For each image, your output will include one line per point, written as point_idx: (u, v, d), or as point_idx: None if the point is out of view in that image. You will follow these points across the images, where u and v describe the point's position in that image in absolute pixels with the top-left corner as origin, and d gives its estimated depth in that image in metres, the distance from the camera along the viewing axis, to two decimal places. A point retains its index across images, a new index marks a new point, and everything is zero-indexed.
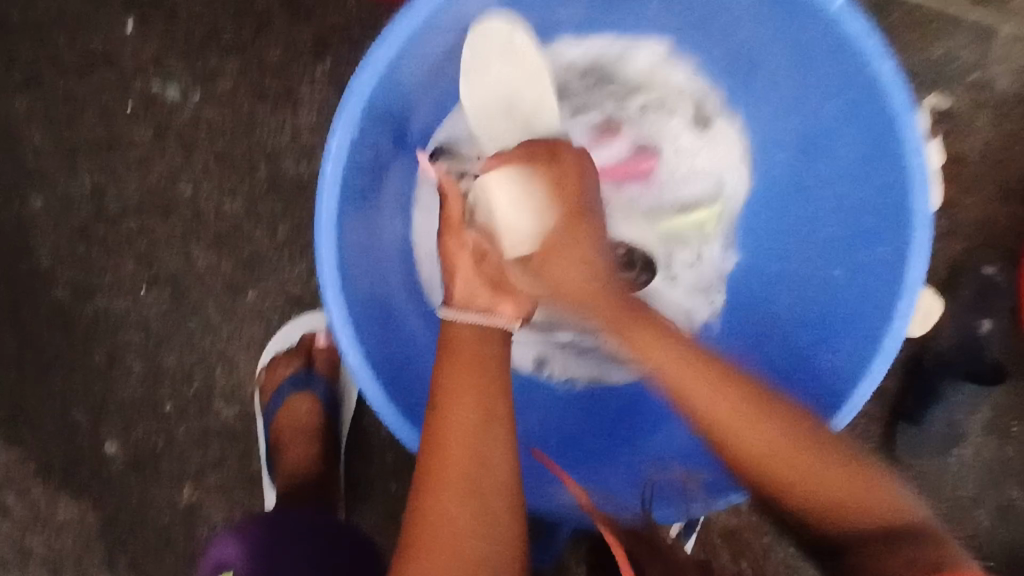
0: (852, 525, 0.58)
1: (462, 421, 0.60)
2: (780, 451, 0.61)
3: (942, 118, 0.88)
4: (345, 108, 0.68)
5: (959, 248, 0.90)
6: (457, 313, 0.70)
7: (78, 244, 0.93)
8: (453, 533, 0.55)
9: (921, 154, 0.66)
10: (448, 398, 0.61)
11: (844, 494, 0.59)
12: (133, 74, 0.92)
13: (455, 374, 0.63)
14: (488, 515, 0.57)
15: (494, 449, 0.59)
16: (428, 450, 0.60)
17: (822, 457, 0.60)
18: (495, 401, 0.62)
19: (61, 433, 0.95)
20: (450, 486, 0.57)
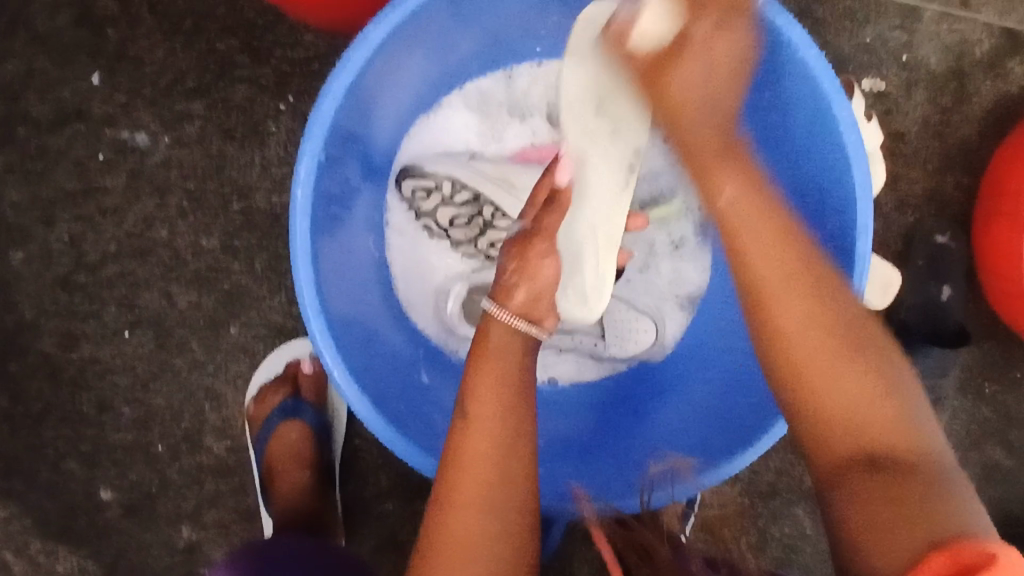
0: (851, 437, 0.52)
1: (486, 436, 0.59)
2: (818, 338, 0.54)
3: (879, 98, 0.93)
4: (309, 136, 0.71)
5: (910, 220, 0.94)
6: (513, 321, 0.65)
7: (60, 295, 0.95)
8: (471, 554, 0.55)
9: (855, 131, 0.70)
10: (473, 410, 0.60)
11: (857, 407, 0.52)
12: (101, 125, 0.94)
13: (480, 383, 0.61)
14: (506, 536, 0.56)
15: (517, 462, 0.59)
16: (450, 467, 0.59)
17: (851, 363, 0.53)
18: (519, 413, 0.60)
19: (56, 484, 0.95)
20: (472, 503, 0.57)
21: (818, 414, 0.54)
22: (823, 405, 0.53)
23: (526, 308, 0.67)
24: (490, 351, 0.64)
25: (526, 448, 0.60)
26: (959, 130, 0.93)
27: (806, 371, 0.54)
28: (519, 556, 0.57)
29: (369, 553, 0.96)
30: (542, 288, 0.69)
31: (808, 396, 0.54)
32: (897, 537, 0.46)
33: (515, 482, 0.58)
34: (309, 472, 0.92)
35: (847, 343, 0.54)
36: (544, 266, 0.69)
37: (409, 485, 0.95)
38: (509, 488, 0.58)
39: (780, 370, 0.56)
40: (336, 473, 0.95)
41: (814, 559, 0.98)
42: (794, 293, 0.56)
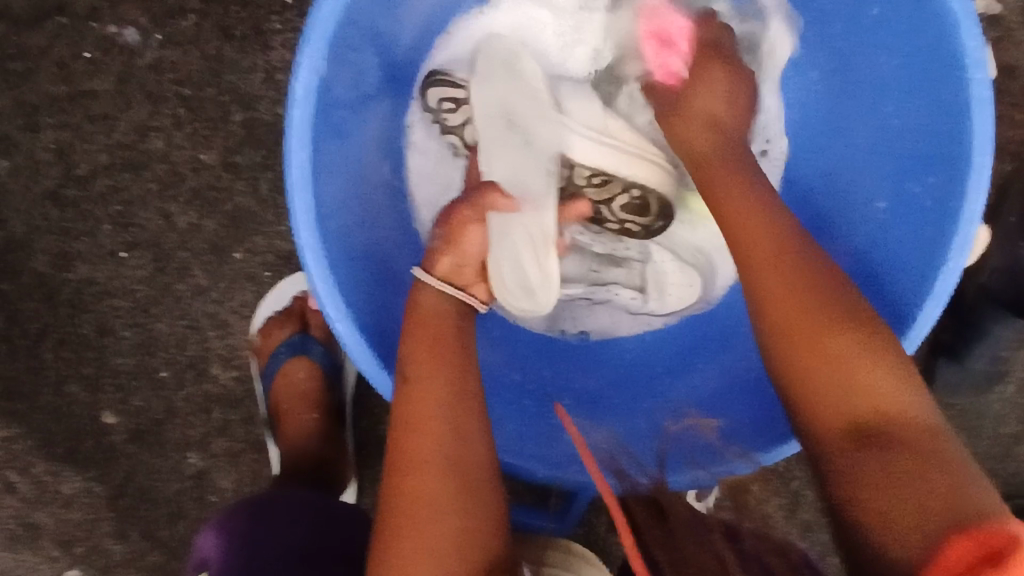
0: (844, 408, 0.49)
1: (430, 396, 0.54)
2: (809, 291, 0.53)
3: (992, 23, 0.80)
4: (309, 43, 0.60)
5: (1006, 167, 0.83)
6: (441, 284, 0.62)
7: (49, 210, 0.87)
8: (433, 513, 0.49)
9: (986, 67, 0.56)
10: (414, 370, 0.56)
11: (832, 342, 0.50)
12: (86, 16, 0.83)
13: (417, 345, 0.58)
14: (468, 489, 0.51)
15: (469, 420, 0.54)
16: (398, 429, 0.54)
17: (788, 270, 0.54)
18: (462, 370, 0.56)
19: (59, 406, 0.92)
20: (429, 460, 0.51)
21: (804, 375, 0.51)
22: (807, 367, 0.51)
23: (450, 276, 0.64)
24: (423, 316, 0.61)
25: (474, 403, 0.55)
26: None
27: (801, 357, 0.51)
28: (490, 520, 0.50)
29: None
30: (468, 257, 0.65)
31: (799, 369, 0.51)
32: (916, 519, 0.42)
33: (468, 437, 0.53)
34: (317, 414, 0.87)
35: (849, 328, 0.51)
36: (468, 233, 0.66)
37: None
38: (462, 444, 0.52)
39: (780, 328, 0.52)
40: (347, 416, 0.89)
41: None
42: (785, 246, 0.56)
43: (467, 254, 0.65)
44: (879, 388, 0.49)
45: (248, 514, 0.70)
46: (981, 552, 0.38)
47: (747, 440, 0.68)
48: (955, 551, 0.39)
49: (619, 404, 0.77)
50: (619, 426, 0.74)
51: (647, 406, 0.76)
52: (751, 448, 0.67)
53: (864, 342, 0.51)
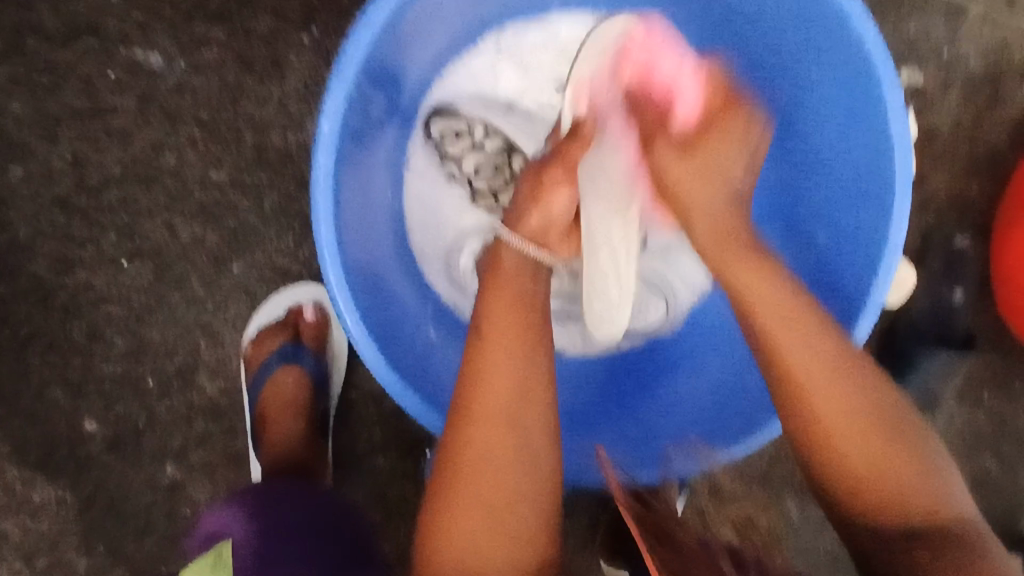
0: (879, 496, 0.54)
1: (503, 355, 0.59)
2: (829, 373, 0.56)
3: (915, 95, 0.94)
4: (342, 68, 0.68)
5: (931, 220, 0.95)
6: (526, 245, 0.65)
7: (57, 217, 0.92)
8: (494, 470, 0.56)
9: (904, 121, 0.67)
10: (489, 326, 0.60)
11: (857, 423, 0.55)
12: (117, 41, 0.91)
13: (498, 307, 0.61)
14: (529, 447, 0.57)
15: (536, 386, 0.59)
16: (465, 388, 0.59)
17: (806, 334, 0.57)
18: (530, 333, 0.60)
19: (39, 411, 0.93)
20: (494, 416, 0.57)
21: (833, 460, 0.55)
22: (830, 425, 0.55)
23: (537, 234, 0.67)
24: (508, 273, 0.64)
25: (543, 369, 0.60)
26: (989, 136, 0.94)
27: (823, 414, 0.56)
28: (548, 478, 0.57)
29: None
30: (557, 219, 0.69)
31: (823, 426, 0.56)
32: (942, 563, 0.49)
33: (535, 400, 0.58)
34: (302, 421, 0.90)
35: (862, 399, 0.56)
36: (554, 198, 0.68)
37: (402, 440, 0.93)
38: (526, 411, 0.58)
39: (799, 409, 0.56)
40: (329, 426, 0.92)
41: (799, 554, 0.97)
42: (805, 330, 0.57)
43: (558, 216, 0.68)
44: (896, 464, 0.54)
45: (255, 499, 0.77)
46: None
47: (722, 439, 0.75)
48: None
49: (611, 414, 0.84)
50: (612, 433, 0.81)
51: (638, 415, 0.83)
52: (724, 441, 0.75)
53: (863, 381, 0.56)
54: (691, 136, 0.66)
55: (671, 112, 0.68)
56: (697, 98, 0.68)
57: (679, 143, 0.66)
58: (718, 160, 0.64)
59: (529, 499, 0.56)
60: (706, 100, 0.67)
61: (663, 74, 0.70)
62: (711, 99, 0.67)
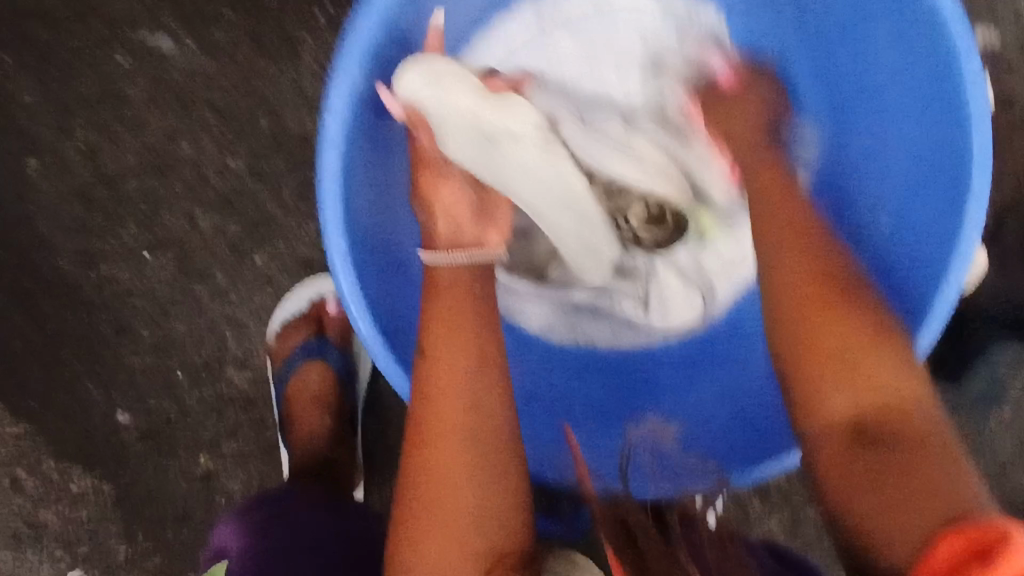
0: (854, 437, 0.53)
1: (448, 357, 0.61)
2: (813, 299, 0.59)
3: (991, 56, 0.84)
4: (345, 56, 0.63)
5: (1005, 195, 0.86)
6: (452, 255, 0.68)
7: (76, 210, 0.90)
8: (447, 471, 0.57)
9: (984, 95, 0.59)
10: (429, 337, 0.62)
11: (843, 367, 0.56)
12: (124, 24, 0.87)
13: (438, 305, 0.64)
14: (481, 454, 0.58)
15: (482, 388, 0.60)
16: (418, 399, 0.60)
17: (800, 248, 0.62)
18: (478, 337, 0.63)
19: (71, 404, 0.93)
20: (445, 421, 0.58)
21: (825, 383, 0.56)
22: (816, 356, 0.57)
23: (452, 243, 0.69)
24: (444, 287, 0.66)
25: (491, 364, 0.62)
26: None
27: (810, 348, 0.57)
28: (503, 474, 0.58)
29: (388, 497, 0.92)
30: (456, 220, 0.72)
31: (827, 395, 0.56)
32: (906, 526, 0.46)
33: (481, 405, 0.59)
34: (330, 417, 0.90)
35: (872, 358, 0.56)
36: (446, 194, 0.72)
37: None
38: (476, 409, 0.59)
39: (797, 336, 0.58)
40: (357, 421, 0.92)
41: None
42: (809, 284, 0.60)
43: (454, 219, 0.71)
44: (878, 403, 0.54)
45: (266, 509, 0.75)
46: (964, 546, 0.42)
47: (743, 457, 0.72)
48: (946, 547, 0.42)
49: (614, 411, 0.81)
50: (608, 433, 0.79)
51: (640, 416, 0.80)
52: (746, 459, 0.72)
53: (852, 325, 0.57)
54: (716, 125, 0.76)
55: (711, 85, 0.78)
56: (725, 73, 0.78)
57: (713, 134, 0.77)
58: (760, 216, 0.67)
59: (495, 504, 0.57)
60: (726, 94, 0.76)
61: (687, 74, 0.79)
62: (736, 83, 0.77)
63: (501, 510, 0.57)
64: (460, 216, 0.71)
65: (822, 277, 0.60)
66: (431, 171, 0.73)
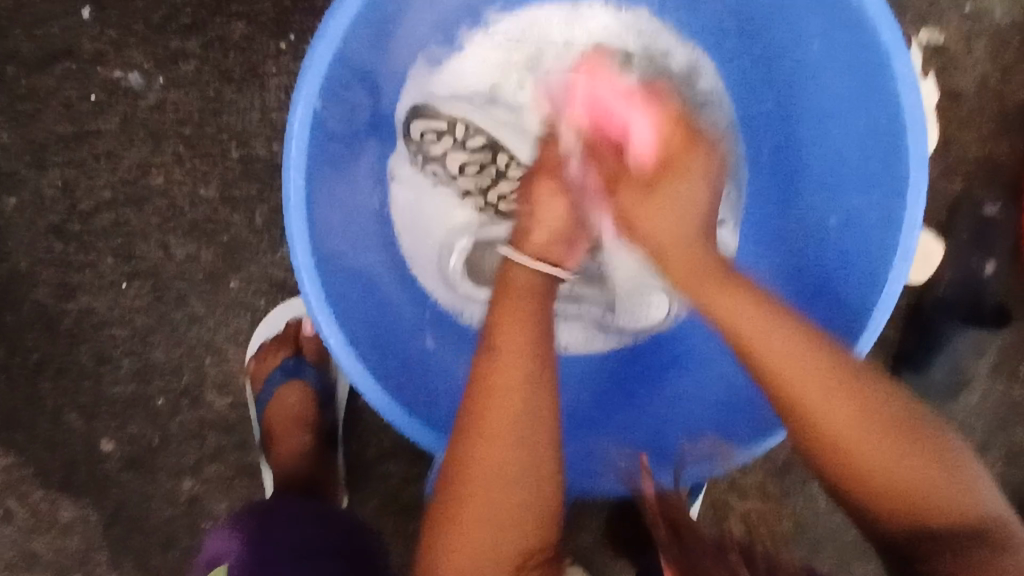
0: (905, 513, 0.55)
1: (513, 371, 0.57)
2: (830, 389, 0.56)
3: (934, 54, 0.87)
4: (303, 83, 0.66)
5: (957, 187, 0.88)
6: (530, 259, 0.67)
7: (54, 244, 0.92)
8: (495, 489, 0.55)
9: (916, 90, 0.61)
10: (496, 348, 0.59)
11: (879, 459, 0.55)
12: (94, 62, 0.89)
13: (505, 318, 0.61)
14: (532, 472, 0.56)
15: (542, 406, 0.57)
16: (472, 409, 0.57)
17: (802, 353, 0.57)
18: (542, 353, 0.59)
19: (55, 434, 0.94)
20: (501, 438, 0.56)
21: (863, 474, 0.56)
22: (860, 452, 0.55)
23: (541, 250, 0.69)
24: (510, 286, 0.66)
25: (550, 380, 0.59)
26: (1018, 93, 0.87)
27: (851, 446, 0.56)
28: (545, 491, 0.57)
29: (371, 512, 0.93)
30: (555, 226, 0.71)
31: (860, 463, 0.55)
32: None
33: (540, 422, 0.57)
34: (310, 435, 0.90)
35: (884, 421, 0.56)
36: (542, 200, 0.71)
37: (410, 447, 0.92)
38: (535, 424, 0.57)
39: (818, 435, 0.56)
40: (337, 439, 0.93)
41: (827, 539, 0.94)
42: (815, 360, 0.57)
43: (556, 227, 0.70)
44: (913, 476, 0.55)
45: (252, 517, 0.78)
46: None
47: (733, 438, 0.72)
48: None
49: (601, 416, 0.79)
50: (604, 438, 0.77)
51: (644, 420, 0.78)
52: (735, 440, 0.72)
53: (867, 404, 0.56)
54: (653, 173, 0.66)
55: (627, 146, 0.68)
56: (653, 134, 0.67)
57: (640, 185, 0.67)
58: (674, 194, 0.65)
59: (536, 521, 0.57)
60: (661, 138, 0.67)
61: (615, 110, 0.70)
62: (665, 132, 0.67)
63: (550, 508, 0.58)
64: (552, 229, 0.70)
65: (805, 340, 0.58)
66: (549, 174, 0.73)
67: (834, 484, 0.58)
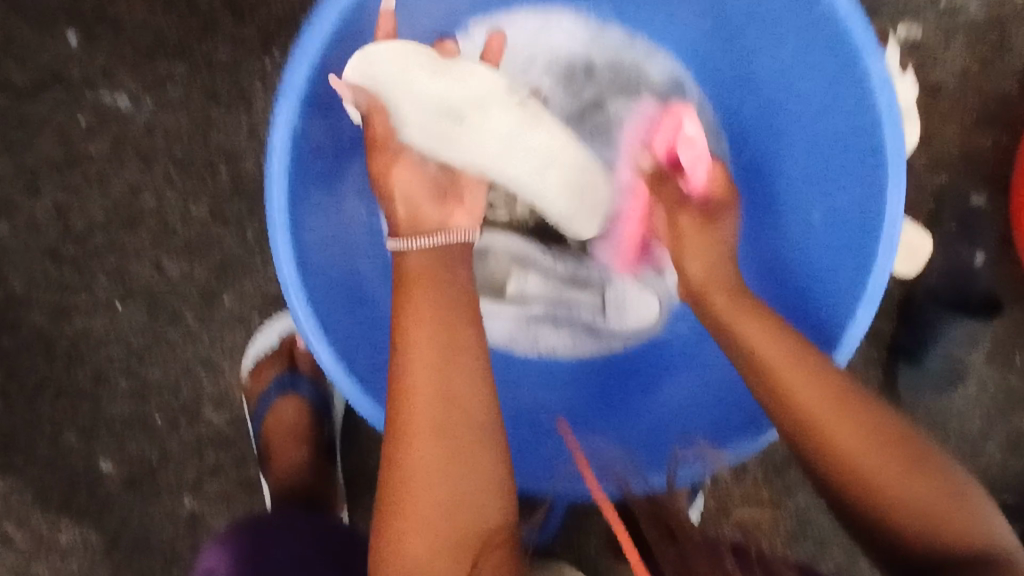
0: (921, 539, 0.54)
1: (421, 354, 0.57)
2: (840, 413, 0.58)
3: (913, 48, 0.88)
4: (282, 102, 0.67)
5: (943, 178, 0.88)
6: (419, 241, 0.62)
7: (48, 268, 0.93)
8: (427, 475, 0.54)
9: (890, 89, 0.63)
10: (405, 333, 0.58)
11: (890, 484, 0.56)
12: (83, 88, 0.91)
13: (417, 299, 0.59)
14: (464, 454, 0.55)
15: (459, 385, 0.56)
16: (394, 398, 0.57)
17: (813, 379, 0.60)
18: (456, 329, 0.58)
19: (55, 457, 0.95)
20: (421, 423, 0.55)
21: (877, 499, 0.56)
22: (872, 475, 0.56)
23: (415, 227, 0.63)
24: (411, 274, 0.61)
25: (469, 357, 0.58)
26: (998, 84, 0.88)
27: (862, 470, 0.56)
28: (485, 473, 0.56)
29: (371, 524, 0.93)
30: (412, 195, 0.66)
31: (870, 482, 0.56)
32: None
33: (460, 402, 0.56)
34: (306, 448, 0.90)
35: (888, 440, 0.57)
36: (395, 175, 0.66)
37: None
38: (453, 404, 0.56)
39: (832, 460, 0.57)
40: (335, 450, 0.93)
41: (830, 536, 0.93)
42: (824, 382, 0.60)
43: (411, 194, 0.65)
44: (924, 502, 0.55)
45: (246, 532, 0.77)
46: None
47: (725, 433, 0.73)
48: None
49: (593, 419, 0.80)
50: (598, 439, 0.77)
51: (632, 419, 0.79)
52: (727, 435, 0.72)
53: (876, 427, 0.58)
54: (707, 203, 0.72)
55: (684, 178, 0.75)
56: (705, 178, 0.74)
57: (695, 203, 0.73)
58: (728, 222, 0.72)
59: (479, 504, 0.55)
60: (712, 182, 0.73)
61: (685, 138, 0.77)
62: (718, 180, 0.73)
63: (490, 491, 0.56)
64: (415, 188, 0.66)
65: (819, 361, 0.61)
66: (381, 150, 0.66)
67: (852, 513, 0.57)
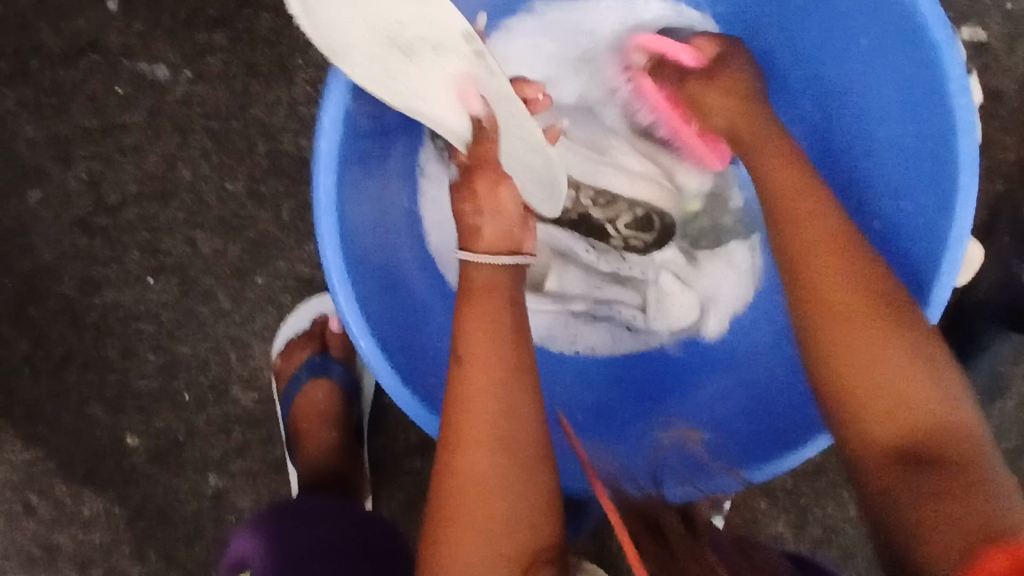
0: (887, 435, 0.51)
1: (483, 372, 0.56)
2: (841, 289, 0.55)
3: (977, 53, 0.85)
4: (334, 83, 0.65)
5: (997, 189, 0.87)
6: (492, 256, 0.61)
7: (79, 238, 0.91)
8: (482, 489, 0.54)
9: (967, 94, 0.59)
10: (466, 348, 0.58)
11: (872, 370, 0.52)
12: (120, 55, 0.88)
13: (473, 315, 0.59)
14: (520, 469, 0.55)
15: (518, 403, 0.56)
16: (453, 409, 0.56)
17: (834, 254, 0.56)
18: (518, 350, 0.58)
19: (80, 428, 0.94)
20: (478, 437, 0.55)
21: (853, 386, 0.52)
22: (850, 362, 0.53)
23: (498, 243, 0.63)
24: (479, 288, 0.61)
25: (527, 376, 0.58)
26: None
27: (841, 353, 0.53)
28: (536, 489, 0.55)
29: (396, 510, 0.92)
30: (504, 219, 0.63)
31: (851, 369, 0.53)
32: (948, 532, 0.45)
33: (520, 417, 0.56)
34: (337, 433, 0.90)
35: (885, 326, 0.53)
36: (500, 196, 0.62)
37: (436, 446, 0.91)
38: (512, 423, 0.55)
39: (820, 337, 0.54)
40: (363, 432, 0.93)
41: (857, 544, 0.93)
42: (832, 254, 0.56)
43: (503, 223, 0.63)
44: (907, 401, 0.51)
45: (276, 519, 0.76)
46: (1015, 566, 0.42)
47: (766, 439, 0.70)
48: (995, 563, 0.42)
49: (628, 418, 0.78)
50: (633, 437, 0.76)
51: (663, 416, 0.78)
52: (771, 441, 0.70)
53: (878, 313, 0.54)
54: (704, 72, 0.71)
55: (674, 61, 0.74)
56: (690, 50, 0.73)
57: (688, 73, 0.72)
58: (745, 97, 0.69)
59: (531, 521, 0.54)
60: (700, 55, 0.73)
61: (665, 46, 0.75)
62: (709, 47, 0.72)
63: (539, 492, 0.55)
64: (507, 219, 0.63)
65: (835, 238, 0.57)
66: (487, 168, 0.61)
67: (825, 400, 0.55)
